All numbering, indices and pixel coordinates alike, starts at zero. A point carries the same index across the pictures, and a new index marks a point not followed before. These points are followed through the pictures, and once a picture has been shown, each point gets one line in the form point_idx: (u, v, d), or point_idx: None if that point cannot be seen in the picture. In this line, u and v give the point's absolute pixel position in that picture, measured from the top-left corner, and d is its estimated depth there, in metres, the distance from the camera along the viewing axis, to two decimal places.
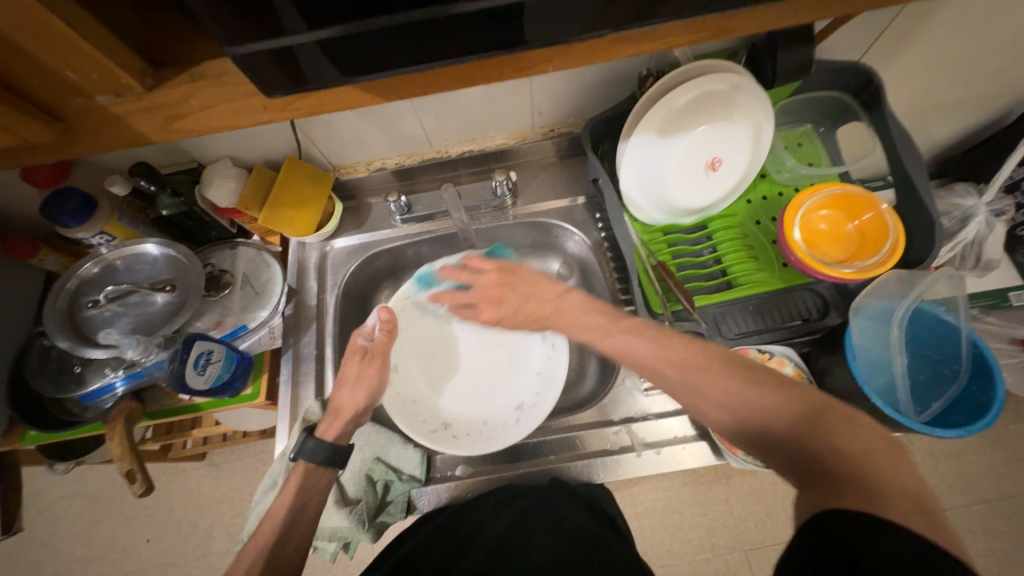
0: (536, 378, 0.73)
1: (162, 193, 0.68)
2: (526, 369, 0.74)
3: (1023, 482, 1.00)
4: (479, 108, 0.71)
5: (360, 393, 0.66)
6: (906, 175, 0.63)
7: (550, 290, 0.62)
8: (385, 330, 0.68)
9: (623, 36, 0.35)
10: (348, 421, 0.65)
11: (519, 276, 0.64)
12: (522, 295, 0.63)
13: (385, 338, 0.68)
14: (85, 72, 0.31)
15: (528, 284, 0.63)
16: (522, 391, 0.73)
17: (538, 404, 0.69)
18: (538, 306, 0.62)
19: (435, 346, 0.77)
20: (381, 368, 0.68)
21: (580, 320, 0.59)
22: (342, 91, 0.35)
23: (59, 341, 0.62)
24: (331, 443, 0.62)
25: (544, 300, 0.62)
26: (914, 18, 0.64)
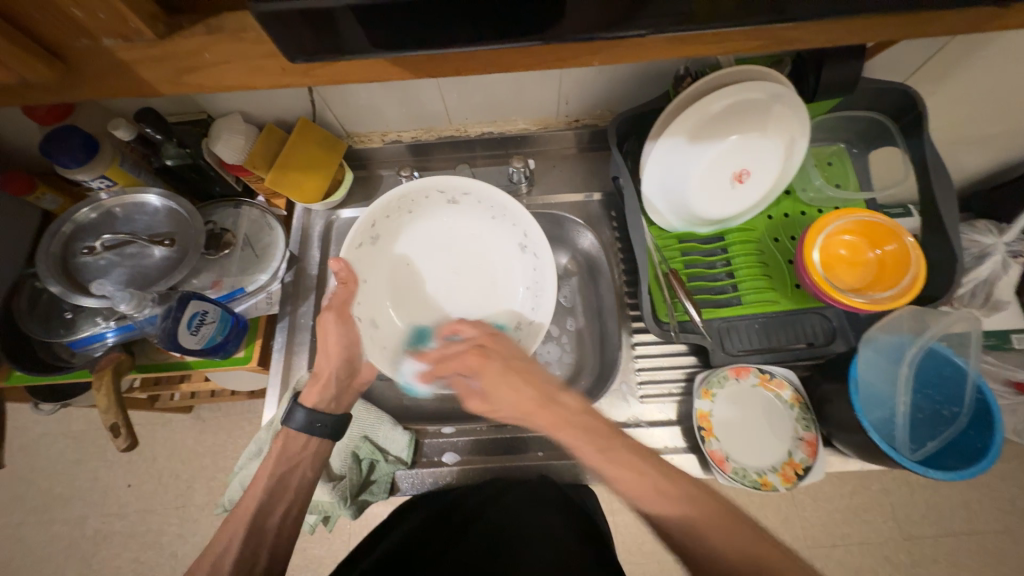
0: (522, 253, 0.71)
1: (168, 142, 0.65)
2: (509, 249, 0.72)
3: (995, 520, 1.01)
4: (505, 89, 0.68)
5: (333, 354, 0.62)
6: (936, 210, 0.61)
7: (537, 375, 0.57)
8: (342, 282, 0.62)
9: (674, 37, 0.33)
10: (329, 384, 0.63)
11: (504, 342, 0.61)
12: (506, 377, 0.57)
13: (345, 290, 0.63)
14: (92, 10, 0.29)
15: (513, 354, 0.60)
16: (521, 272, 0.72)
17: (539, 280, 0.69)
18: (522, 400, 0.56)
19: (405, 275, 0.71)
20: (339, 324, 0.62)
21: (568, 422, 0.54)
22: (368, 63, 0.33)
23: (50, 285, 0.61)
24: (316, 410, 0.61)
25: (533, 402, 0.55)
26: (968, 45, 0.61)
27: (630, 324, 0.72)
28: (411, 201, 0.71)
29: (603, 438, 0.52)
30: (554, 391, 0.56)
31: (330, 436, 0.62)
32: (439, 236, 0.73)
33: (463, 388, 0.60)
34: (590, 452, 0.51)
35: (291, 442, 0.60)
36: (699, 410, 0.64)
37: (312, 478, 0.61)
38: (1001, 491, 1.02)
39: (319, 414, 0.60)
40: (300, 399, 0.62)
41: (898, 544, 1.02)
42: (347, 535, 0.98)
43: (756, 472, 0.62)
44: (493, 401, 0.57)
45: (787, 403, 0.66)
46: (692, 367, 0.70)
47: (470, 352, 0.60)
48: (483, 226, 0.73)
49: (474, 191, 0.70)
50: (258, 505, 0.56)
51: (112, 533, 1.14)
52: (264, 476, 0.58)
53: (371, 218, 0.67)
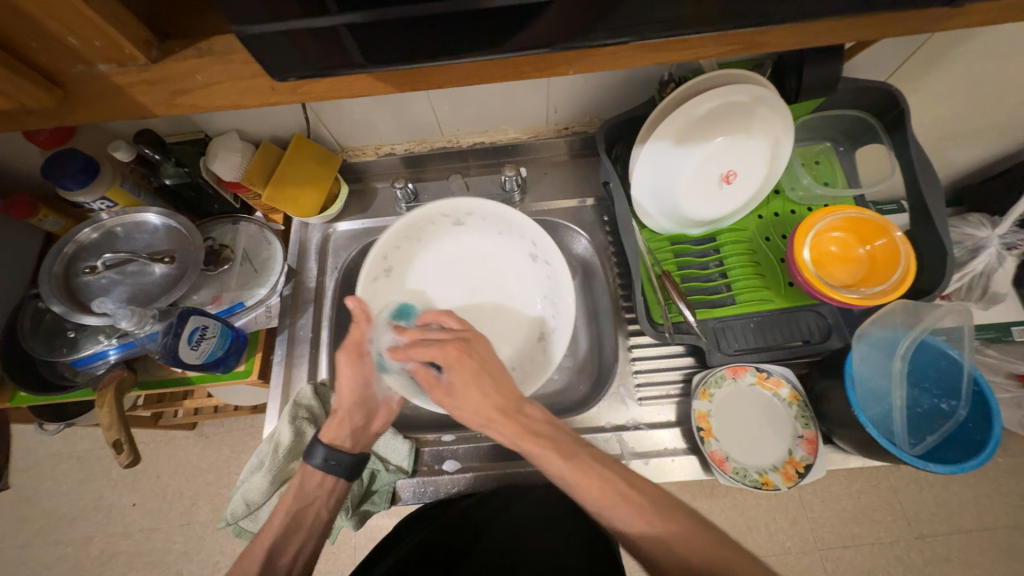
0: (532, 263, 0.73)
1: (166, 161, 0.67)
2: (520, 260, 0.74)
3: (1006, 516, 1.00)
4: (495, 100, 0.69)
5: (346, 393, 0.62)
6: (924, 204, 0.62)
7: (508, 386, 0.58)
8: (355, 321, 0.61)
9: (647, 45, 0.34)
10: (345, 420, 0.62)
11: (485, 345, 0.59)
12: (479, 378, 0.57)
13: (357, 328, 0.62)
14: (88, 39, 0.30)
15: (491, 359, 0.59)
16: (535, 280, 0.73)
17: (554, 286, 0.71)
18: (488, 408, 0.56)
19: (425, 304, 0.72)
20: (353, 363, 0.62)
21: (530, 430, 0.55)
22: (354, 78, 0.34)
23: (53, 305, 0.61)
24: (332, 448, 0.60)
25: (501, 410, 0.56)
26: (948, 41, 0.62)
27: (626, 327, 0.72)
28: (418, 229, 0.71)
29: (567, 448, 0.53)
30: (520, 403, 0.57)
31: (346, 475, 0.61)
32: (451, 258, 0.74)
33: (427, 378, 0.58)
34: (557, 461, 0.52)
35: (308, 478, 0.60)
36: (698, 410, 0.64)
37: (326, 517, 0.61)
38: (1011, 486, 1.01)
39: (336, 452, 0.60)
40: (318, 435, 0.62)
41: (908, 543, 1.00)
42: (352, 549, 0.97)
43: (757, 471, 0.62)
44: (456, 398, 0.57)
45: (785, 401, 0.66)
46: (690, 368, 0.70)
47: (449, 345, 0.58)
48: (491, 243, 0.74)
49: (477, 211, 0.71)
50: (271, 544, 0.56)
51: (117, 553, 1.13)
52: (278, 515, 0.58)
53: (381, 251, 0.68)
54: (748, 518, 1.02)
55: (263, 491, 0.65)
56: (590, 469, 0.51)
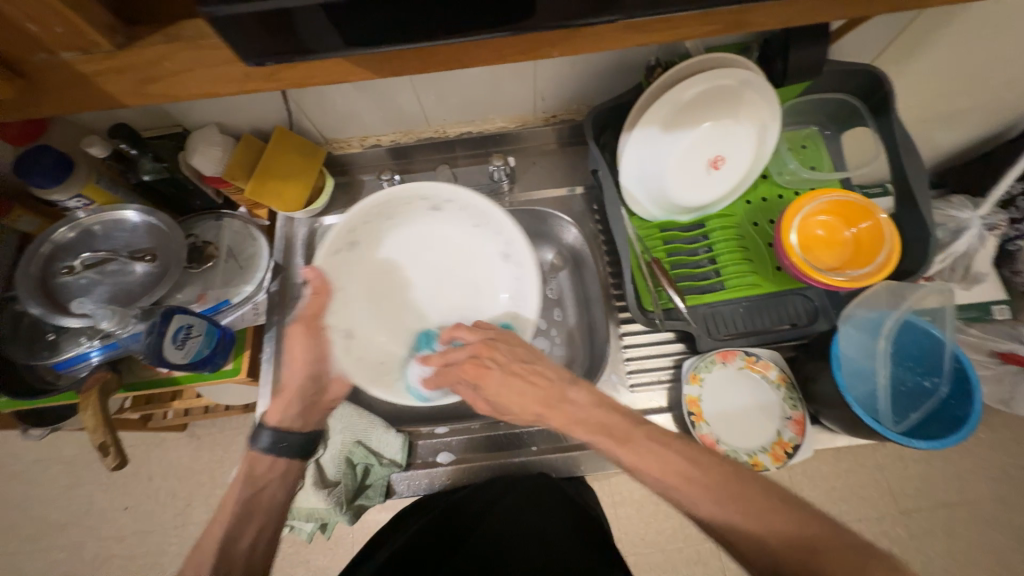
0: (505, 262, 0.70)
1: (144, 156, 0.64)
2: (493, 256, 0.71)
3: (987, 489, 1.03)
4: (481, 88, 0.68)
5: (299, 370, 0.62)
6: (908, 186, 0.63)
7: (545, 374, 0.57)
8: (315, 292, 0.62)
9: (630, 24, 0.34)
10: (293, 400, 0.62)
11: (502, 347, 0.59)
12: (510, 383, 0.57)
13: (316, 300, 0.62)
14: (48, 24, 0.29)
15: (515, 357, 0.59)
16: (503, 279, 0.71)
17: (520, 287, 0.68)
18: (532, 403, 0.56)
19: (385, 281, 0.72)
20: (308, 336, 0.62)
21: (585, 415, 0.54)
22: (333, 63, 0.33)
23: (31, 307, 0.60)
24: (282, 431, 0.60)
25: (542, 400, 0.56)
26: (931, 22, 0.62)
27: (617, 315, 0.72)
28: (392, 207, 0.69)
29: (623, 432, 0.52)
30: (563, 388, 0.56)
31: (298, 455, 0.61)
32: (422, 241, 0.73)
33: (468, 397, 0.60)
34: (613, 448, 0.51)
35: (255, 463, 0.60)
36: (689, 395, 0.65)
37: (282, 497, 0.61)
38: (992, 460, 1.04)
39: (285, 434, 0.60)
40: (264, 418, 0.61)
41: (894, 519, 1.03)
42: (350, 544, 0.97)
43: (747, 454, 0.63)
44: (499, 407, 0.58)
45: (774, 383, 0.67)
46: (680, 354, 0.70)
47: (466, 363, 0.59)
48: (466, 234, 0.72)
49: (456, 199, 0.69)
50: (223, 534, 0.55)
51: (112, 556, 1.12)
52: (229, 501, 0.57)
53: (352, 225, 0.66)
54: None
55: None
56: (627, 446, 0.51)
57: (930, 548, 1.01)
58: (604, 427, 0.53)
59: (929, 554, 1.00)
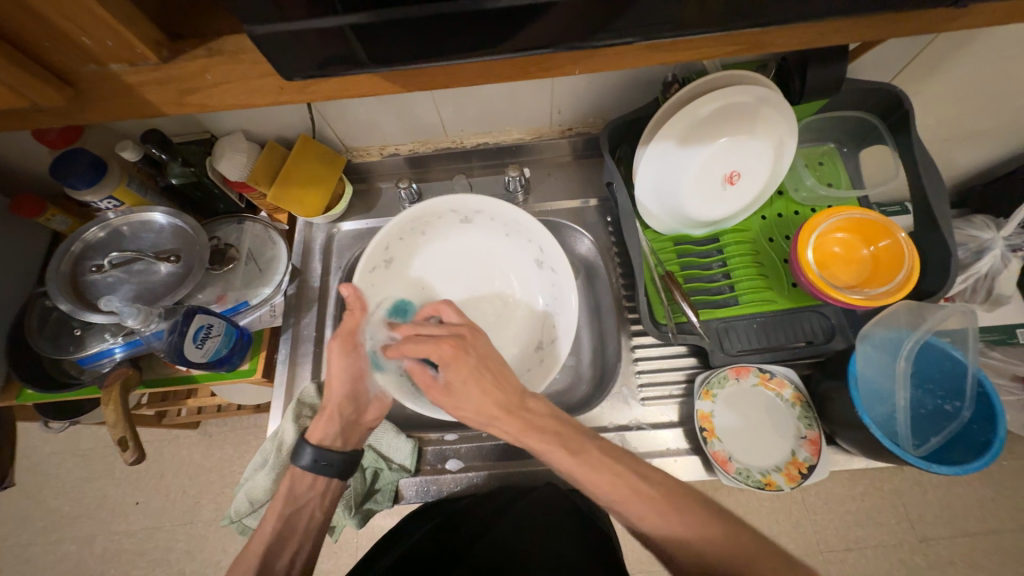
0: (539, 268, 0.72)
1: (173, 161, 0.68)
2: (526, 262, 0.73)
3: (1011, 519, 0.99)
4: (499, 101, 0.70)
5: (337, 386, 0.62)
6: (928, 205, 0.62)
7: (510, 379, 0.56)
8: (350, 309, 0.62)
9: (652, 44, 0.34)
10: (334, 418, 0.62)
11: (482, 338, 0.57)
12: (478, 375, 0.54)
13: (351, 317, 0.62)
14: (99, 38, 0.31)
15: (491, 353, 0.57)
16: (539, 286, 0.73)
17: (558, 292, 0.70)
18: (491, 405, 0.54)
19: (422, 298, 0.72)
20: (346, 354, 0.62)
21: (542, 422, 0.54)
22: (362, 78, 0.35)
23: (60, 303, 0.62)
24: (323, 450, 0.60)
25: (506, 405, 0.54)
26: (951, 43, 0.62)
27: (629, 327, 0.72)
28: (423, 221, 0.71)
29: (575, 442, 0.52)
30: (522, 397, 0.55)
31: (338, 474, 0.62)
32: (451, 254, 0.75)
33: (423, 377, 0.57)
34: (563, 456, 0.51)
35: (297, 482, 0.60)
36: (700, 411, 0.65)
37: (321, 517, 0.61)
38: (1016, 489, 1.01)
39: (326, 451, 0.60)
40: (306, 436, 0.62)
41: (912, 546, 1.00)
42: (354, 548, 0.97)
43: (761, 472, 0.62)
44: (456, 396, 0.55)
45: (788, 402, 0.66)
46: (693, 369, 0.70)
47: (446, 340, 0.55)
48: (497, 243, 0.74)
49: (486, 210, 0.71)
50: (266, 547, 0.56)
51: (121, 551, 1.14)
52: (271, 517, 0.58)
53: (384, 243, 0.68)
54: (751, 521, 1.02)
55: (266, 488, 0.65)
56: (578, 457, 0.51)
57: None
58: (557, 435, 0.52)
59: None
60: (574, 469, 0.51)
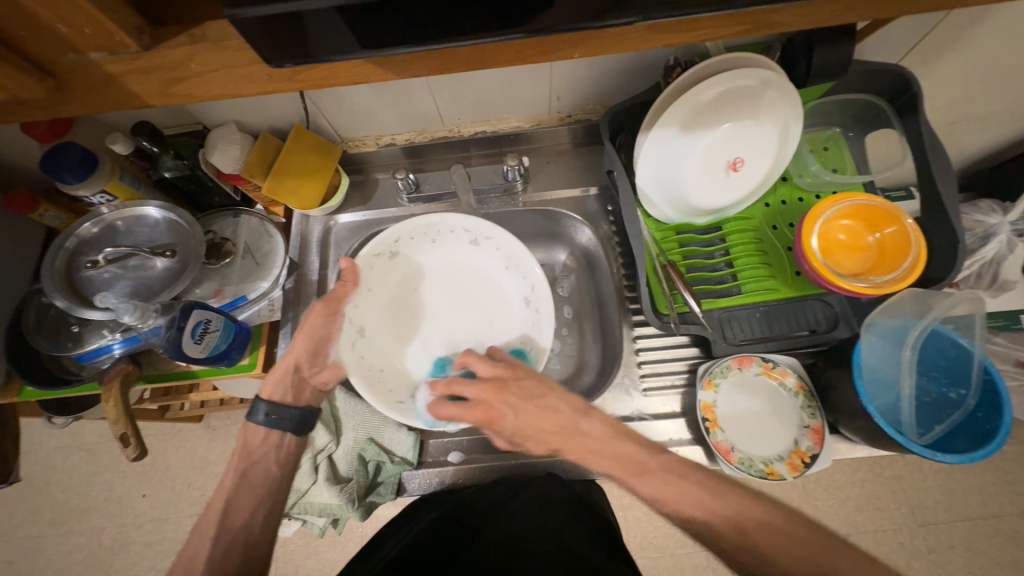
0: (510, 275, 0.72)
1: (165, 154, 0.66)
2: (496, 271, 0.73)
3: (1011, 504, 1.00)
4: (496, 88, 0.68)
5: (297, 342, 0.62)
6: (935, 190, 0.60)
7: (556, 407, 0.55)
8: (343, 281, 0.63)
9: (654, 25, 0.33)
10: (287, 376, 0.62)
11: (516, 387, 0.56)
12: (527, 420, 0.54)
13: (343, 288, 0.63)
14: (77, 26, 0.30)
15: (527, 394, 0.56)
16: (517, 323, 0.71)
17: (535, 331, 0.68)
18: (544, 435, 0.54)
19: (415, 298, 0.72)
20: (325, 317, 0.63)
21: (592, 449, 0.53)
22: (352, 65, 0.33)
23: (56, 300, 0.61)
24: (275, 404, 0.61)
25: (568, 444, 0.54)
26: (962, 22, 0.60)
27: (630, 317, 0.72)
28: (436, 230, 0.72)
29: (637, 463, 0.51)
30: (575, 419, 0.55)
31: (293, 429, 0.62)
32: (448, 263, 0.74)
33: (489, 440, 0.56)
34: (627, 480, 0.51)
35: (252, 437, 0.61)
36: (703, 401, 0.64)
37: (278, 472, 0.60)
38: (1016, 473, 1.01)
39: (278, 406, 0.61)
40: (259, 393, 0.62)
41: (912, 531, 1.01)
42: (359, 538, 0.98)
43: (762, 462, 0.62)
44: (522, 443, 0.55)
45: (792, 391, 0.65)
46: (695, 359, 0.69)
47: (478, 407, 0.54)
48: (494, 274, 0.73)
49: (496, 238, 0.71)
50: (223, 506, 0.56)
51: (129, 543, 1.15)
52: (227, 475, 0.58)
53: (394, 236, 0.69)
54: None
55: None
56: (642, 479, 0.50)
57: (949, 562, 0.98)
58: (619, 458, 0.52)
59: (947, 568, 0.98)
60: (639, 490, 0.50)
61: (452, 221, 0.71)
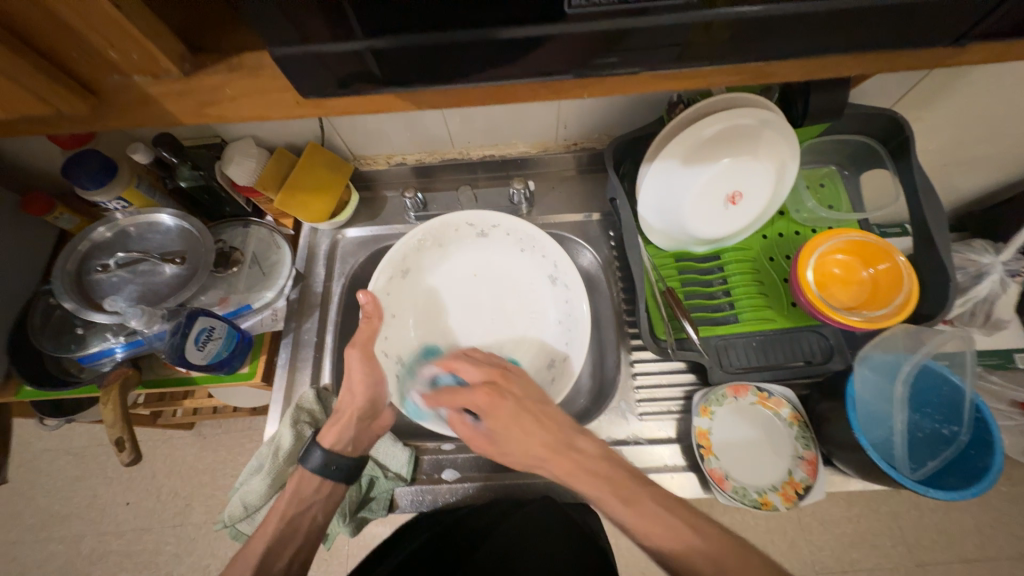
0: (557, 328, 0.72)
1: (183, 165, 0.68)
2: (551, 314, 0.73)
3: (1009, 546, 0.98)
4: (506, 115, 0.71)
5: (359, 394, 0.62)
6: (926, 229, 0.63)
7: (553, 418, 0.56)
8: (367, 316, 0.62)
9: (661, 72, 0.35)
10: (349, 424, 0.63)
11: (515, 380, 0.59)
12: (518, 420, 0.56)
13: (368, 324, 0.62)
14: (124, 51, 0.32)
15: (528, 394, 0.58)
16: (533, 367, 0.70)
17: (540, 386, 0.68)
18: (540, 445, 0.54)
19: (462, 286, 0.74)
20: (364, 362, 0.62)
21: (581, 472, 0.53)
22: (374, 96, 0.35)
23: (64, 302, 0.62)
24: (332, 455, 0.61)
25: (555, 450, 0.54)
26: (949, 74, 0.63)
27: (629, 341, 0.73)
28: (533, 244, 0.73)
29: (627, 490, 0.51)
30: (570, 435, 0.55)
31: (343, 480, 0.62)
32: (515, 276, 0.75)
33: (467, 430, 0.57)
34: (613, 504, 0.50)
35: (305, 482, 0.60)
36: (698, 427, 0.65)
37: (322, 521, 0.61)
38: (1012, 515, 1.00)
39: (336, 456, 0.61)
40: (318, 438, 0.62)
41: (908, 571, 0.99)
42: (345, 556, 0.97)
43: (757, 492, 0.62)
44: (501, 445, 0.56)
45: (786, 421, 0.66)
46: (691, 385, 0.70)
47: (479, 387, 0.57)
48: (547, 315, 0.73)
49: (574, 288, 0.70)
50: (265, 547, 0.57)
51: (109, 552, 1.13)
52: (274, 517, 0.58)
53: (496, 222, 0.73)
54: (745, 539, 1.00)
55: (261, 494, 0.65)
56: (631, 506, 0.50)
57: None
58: (609, 480, 0.52)
59: None
60: (623, 516, 0.49)
61: (548, 250, 0.71)
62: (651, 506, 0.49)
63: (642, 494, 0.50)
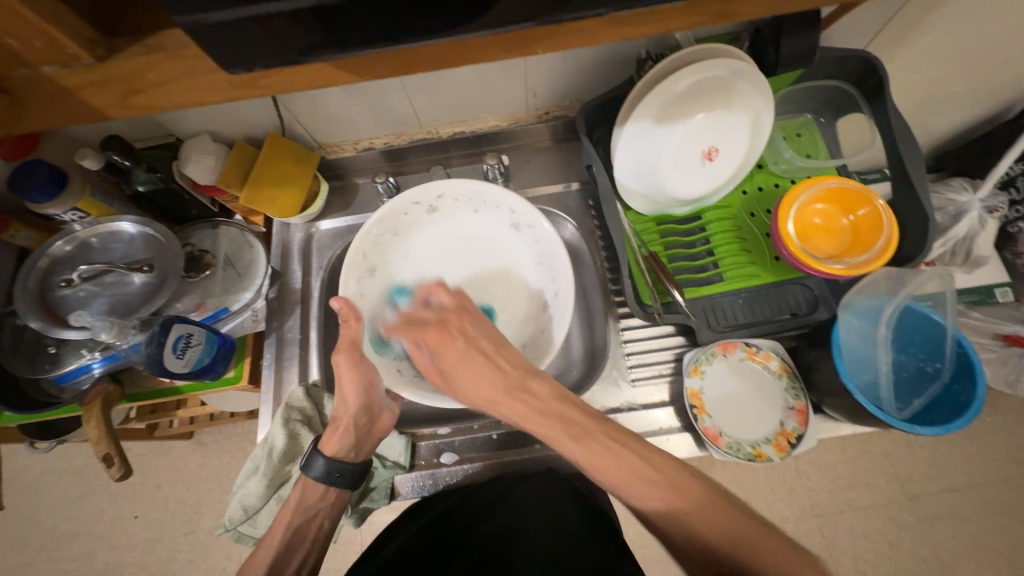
0: (536, 269, 0.71)
1: (137, 168, 0.65)
2: (526, 259, 0.72)
3: (996, 473, 1.02)
4: (471, 86, 0.68)
5: (351, 402, 0.60)
6: (905, 171, 0.62)
7: (509, 359, 0.55)
8: (344, 320, 0.57)
9: (613, 18, 0.33)
10: (349, 433, 0.61)
11: (473, 320, 0.57)
12: (472, 360, 0.54)
13: (348, 328, 0.58)
14: (27, 39, 0.29)
15: (482, 335, 0.56)
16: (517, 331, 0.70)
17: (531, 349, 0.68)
18: (488, 387, 0.53)
19: (429, 265, 0.72)
20: (352, 366, 0.59)
21: (540, 408, 0.51)
22: (315, 69, 0.33)
23: (30, 321, 0.60)
24: (337, 462, 0.60)
25: (504, 389, 0.52)
26: (921, 7, 0.61)
27: (616, 310, 0.72)
28: (482, 198, 0.71)
29: (580, 427, 0.50)
30: (524, 378, 0.53)
31: (347, 486, 0.61)
32: (473, 237, 0.73)
33: (423, 363, 0.56)
34: (566, 444, 0.49)
35: (308, 492, 0.60)
36: (689, 388, 0.65)
37: (329, 525, 0.61)
38: (999, 443, 1.04)
39: (338, 464, 0.60)
40: (319, 446, 0.61)
41: (902, 505, 1.03)
42: (358, 545, 0.98)
43: (750, 444, 0.63)
44: (452, 381, 0.55)
45: (776, 373, 0.67)
46: (681, 348, 0.70)
47: (433, 326, 0.56)
48: (524, 262, 0.72)
49: (539, 224, 0.69)
50: (272, 560, 0.56)
51: (122, 565, 1.13)
52: (279, 529, 0.58)
53: (440, 191, 0.71)
54: (746, 491, 1.04)
55: (259, 495, 0.64)
56: (581, 443, 0.48)
57: (939, 534, 1.00)
58: (562, 419, 0.50)
59: (938, 540, 1.00)
60: (575, 453, 0.48)
61: (499, 199, 0.70)
62: (590, 445, 0.48)
63: (586, 433, 0.49)
